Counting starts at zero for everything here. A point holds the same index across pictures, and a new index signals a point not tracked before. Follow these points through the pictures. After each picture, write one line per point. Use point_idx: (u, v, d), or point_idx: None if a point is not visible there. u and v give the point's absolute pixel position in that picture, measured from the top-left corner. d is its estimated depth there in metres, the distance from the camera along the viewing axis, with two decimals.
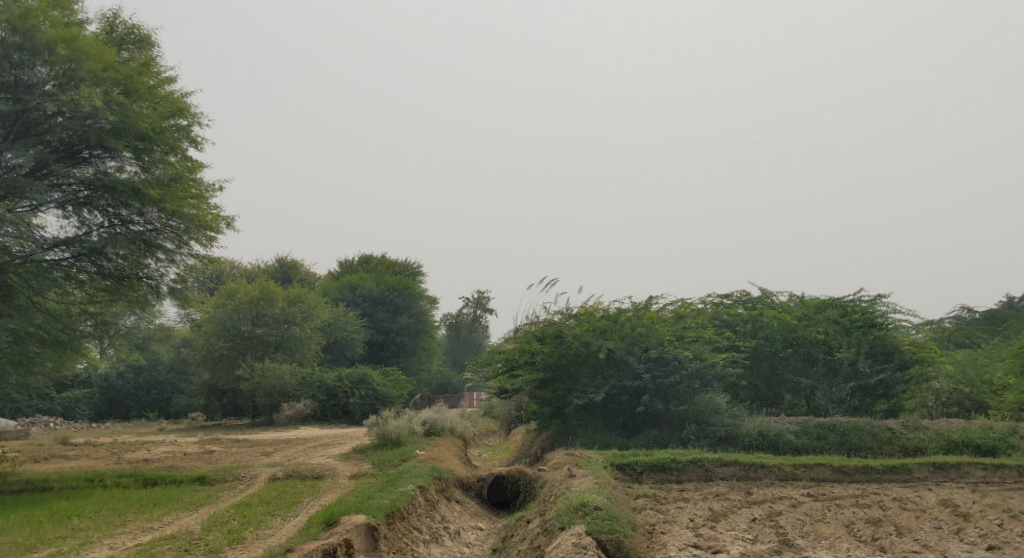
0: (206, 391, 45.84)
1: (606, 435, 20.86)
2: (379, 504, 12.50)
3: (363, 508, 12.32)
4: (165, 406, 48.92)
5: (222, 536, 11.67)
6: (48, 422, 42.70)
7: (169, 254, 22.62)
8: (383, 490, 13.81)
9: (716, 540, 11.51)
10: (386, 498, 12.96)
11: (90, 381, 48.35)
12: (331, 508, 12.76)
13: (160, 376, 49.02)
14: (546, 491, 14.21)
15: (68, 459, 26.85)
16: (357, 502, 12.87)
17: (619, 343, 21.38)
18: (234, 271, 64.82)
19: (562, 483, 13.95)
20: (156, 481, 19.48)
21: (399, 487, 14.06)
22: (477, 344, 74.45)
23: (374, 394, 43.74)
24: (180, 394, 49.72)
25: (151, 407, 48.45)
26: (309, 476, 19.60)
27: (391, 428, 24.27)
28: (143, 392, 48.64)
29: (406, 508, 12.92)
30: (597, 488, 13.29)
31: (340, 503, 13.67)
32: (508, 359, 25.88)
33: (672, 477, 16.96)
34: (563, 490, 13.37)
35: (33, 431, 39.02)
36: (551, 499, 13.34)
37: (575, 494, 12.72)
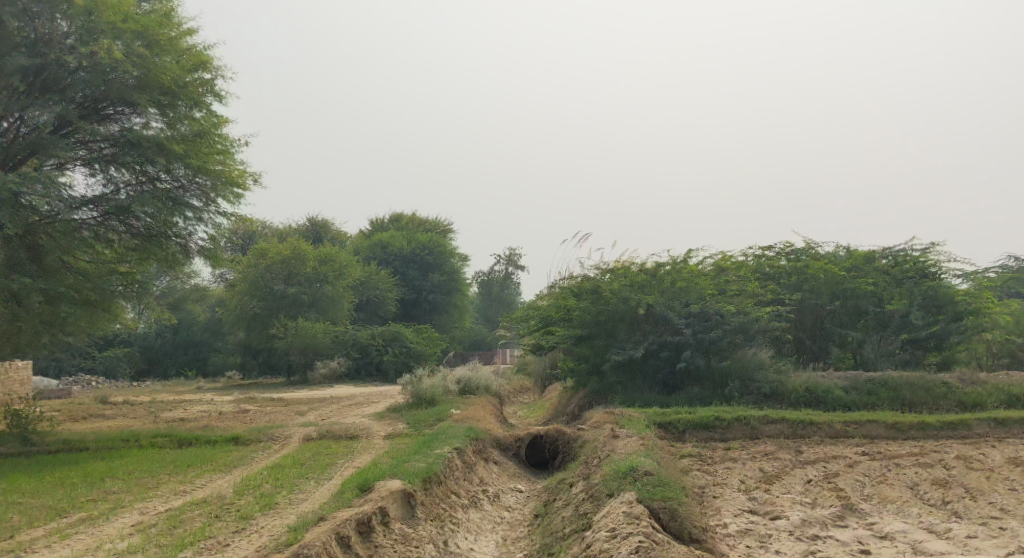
0: (242, 348, 46.57)
1: (646, 393, 20.27)
2: (415, 468, 12.01)
3: (399, 472, 11.83)
4: (202, 364, 49.23)
5: (254, 501, 11.28)
6: (90, 381, 43.16)
7: (197, 213, 22.03)
8: (419, 452, 13.34)
9: (774, 505, 11.13)
10: (422, 461, 12.48)
11: (128, 340, 48.73)
12: (366, 472, 12.30)
13: (196, 336, 49.87)
14: (588, 453, 13.67)
15: (106, 418, 26.89)
16: (392, 465, 12.41)
17: (658, 298, 20.65)
18: (266, 231, 64.84)
19: (604, 445, 13.39)
20: (191, 441, 19.29)
21: (435, 449, 13.59)
22: (510, 301, 73.90)
23: (408, 352, 43.50)
24: (217, 352, 50.00)
25: (189, 365, 49.09)
26: (343, 436, 19.27)
27: (425, 388, 23.90)
28: (181, 350, 49.55)
29: (443, 471, 12.45)
30: (643, 450, 12.72)
31: (375, 466, 13.22)
32: (543, 316, 25.29)
33: (717, 435, 16.38)
34: (607, 452, 12.77)
35: (74, 391, 39.37)
36: (594, 462, 12.79)
37: (621, 457, 12.14)
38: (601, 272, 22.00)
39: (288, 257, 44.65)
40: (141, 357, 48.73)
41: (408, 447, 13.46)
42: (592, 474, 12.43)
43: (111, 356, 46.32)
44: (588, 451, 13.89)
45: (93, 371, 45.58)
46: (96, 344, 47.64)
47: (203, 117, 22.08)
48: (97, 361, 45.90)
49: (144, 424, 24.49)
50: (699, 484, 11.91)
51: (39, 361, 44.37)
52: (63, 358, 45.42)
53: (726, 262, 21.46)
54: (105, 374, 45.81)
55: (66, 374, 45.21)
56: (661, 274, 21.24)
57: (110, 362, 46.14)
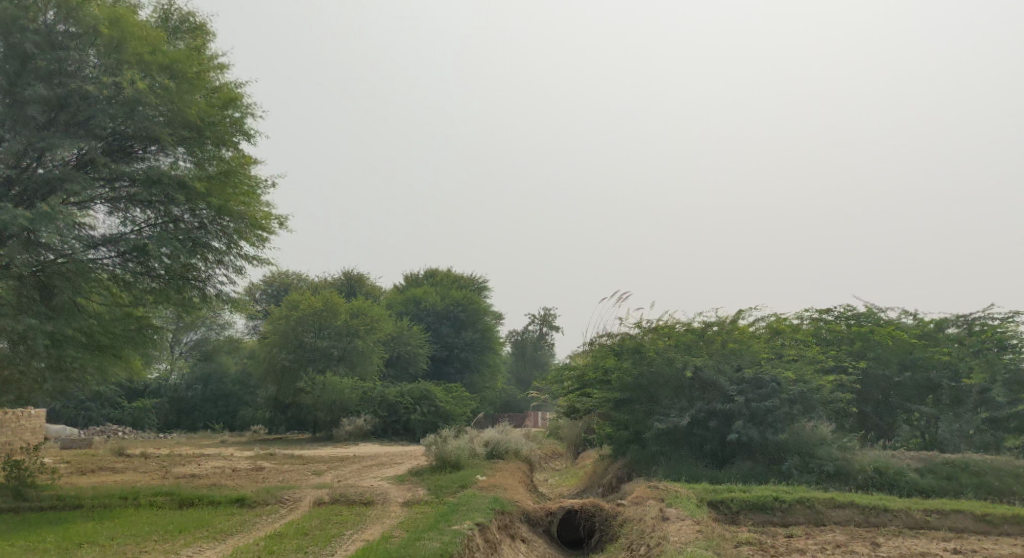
0: (271, 403, 44.96)
1: (693, 465, 18.41)
2: (428, 549, 10.23)
3: (407, 554, 10.05)
4: (230, 419, 47.17)
5: None
6: (115, 431, 42.01)
7: (218, 256, 20.74)
8: (434, 527, 11.61)
9: None
10: (437, 540, 10.72)
11: (157, 390, 47.84)
12: (370, 551, 10.55)
13: (227, 389, 48.03)
14: (633, 536, 11.87)
15: (117, 472, 25.50)
16: (402, 544, 10.65)
17: (707, 361, 18.97)
18: (301, 283, 64.04)
19: (651, 527, 11.61)
20: (193, 502, 17.66)
21: (455, 525, 11.86)
22: (543, 362, 72.09)
23: (437, 411, 41.88)
24: (247, 408, 47.59)
25: (217, 418, 47.42)
26: (357, 502, 17.59)
27: (450, 449, 22.19)
28: (210, 403, 47.70)
29: (461, 553, 10.67)
30: (701, 540, 10.94)
31: (383, 543, 11.47)
32: (579, 378, 23.57)
33: (775, 519, 14.60)
34: (658, 538, 10.97)
35: (95, 440, 38.19)
36: (640, 550, 10.99)
37: (677, 548, 10.35)
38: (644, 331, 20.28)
39: (320, 308, 43.54)
40: (170, 408, 47.63)
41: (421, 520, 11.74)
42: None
43: (137, 407, 45.42)
44: (631, 534, 12.13)
45: (119, 421, 44.68)
46: (124, 393, 46.81)
47: (232, 156, 21.00)
48: (124, 412, 45.02)
49: (152, 479, 22.92)
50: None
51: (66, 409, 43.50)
52: (91, 406, 44.64)
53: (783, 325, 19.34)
54: (131, 424, 44.81)
55: (92, 422, 44.56)
56: (711, 335, 19.47)
57: (139, 413, 45.07)
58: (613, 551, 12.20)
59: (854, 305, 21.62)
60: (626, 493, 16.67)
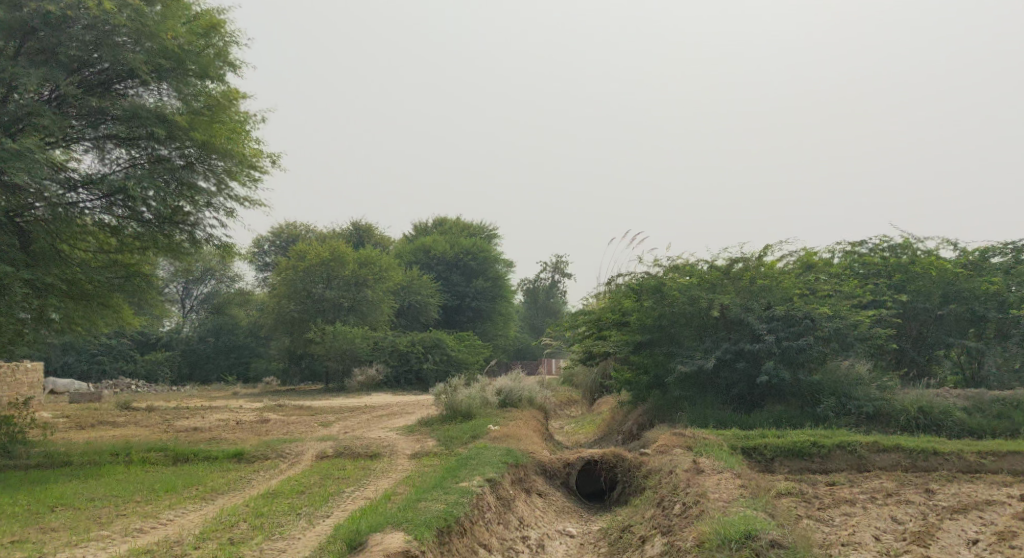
0: (284, 354, 44.01)
1: (719, 409, 17.21)
2: (431, 513, 9.01)
3: (404, 518, 8.82)
4: (244, 370, 46.85)
5: (210, 550, 8.39)
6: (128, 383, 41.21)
7: (207, 198, 19.38)
8: (439, 485, 10.41)
9: None
10: (441, 502, 9.49)
11: (168, 343, 46.67)
12: (370, 514, 9.30)
13: (239, 340, 47.39)
14: (663, 490, 10.66)
15: (118, 427, 24.51)
16: (404, 506, 9.40)
17: (734, 298, 17.67)
18: (309, 233, 62.75)
19: (685, 480, 10.30)
20: (187, 458, 16.61)
21: (463, 482, 10.61)
22: (556, 309, 71.00)
23: (449, 359, 40.98)
24: (260, 358, 47.47)
25: (232, 370, 46.69)
26: (362, 455, 16.46)
27: (461, 398, 21.10)
28: (223, 355, 47.07)
29: (469, 514, 9.46)
30: (746, 497, 9.63)
31: (384, 504, 10.22)
32: (597, 319, 22.27)
33: (814, 465, 13.43)
34: (692, 493, 9.74)
35: (104, 394, 37.41)
36: (675, 509, 9.69)
37: (721, 509, 9.01)
38: (665, 270, 19.00)
39: (327, 258, 42.10)
40: (183, 360, 46.56)
41: (426, 477, 10.52)
42: (674, 528, 9.38)
43: (151, 359, 44.06)
44: (660, 489, 10.90)
45: (133, 374, 43.29)
46: (135, 346, 45.47)
47: (218, 90, 19.59)
48: (138, 364, 43.66)
49: (152, 434, 21.90)
50: (828, 541, 8.71)
51: (78, 362, 42.30)
52: (104, 359, 43.00)
53: (814, 258, 17.95)
54: (145, 378, 43.51)
55: (106, 376, 42.55)
56: (735, 272, 18.12)
57: (151, 366, 44.08)
58: (642, 507, 10.95)
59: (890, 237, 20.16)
60: (650, 442, 15.45)
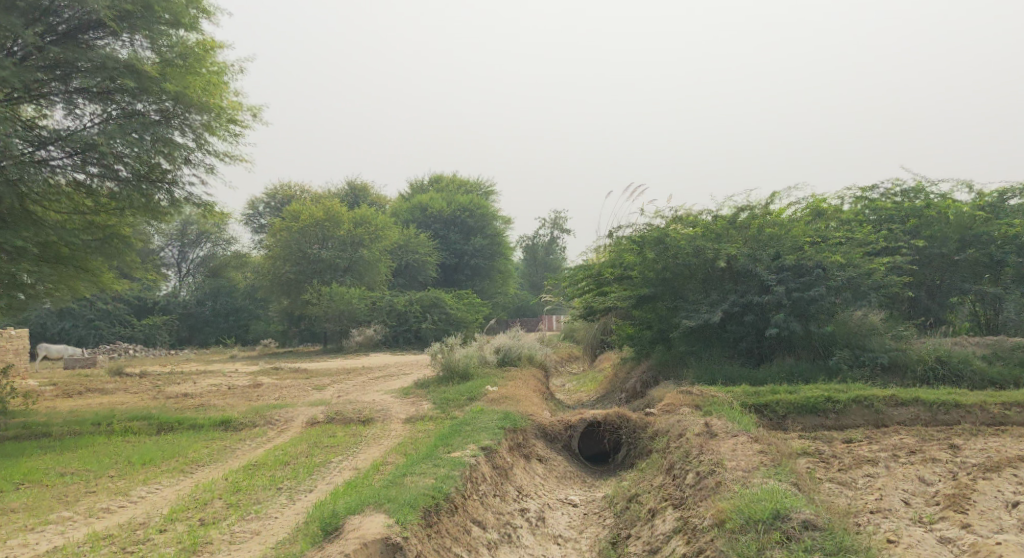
0: (284, 316, 43.13)
1: (726, 365, 16.48)
2: (416, 490, 8.27)
3: (386, 497, 8.10)
4: (242, 333, 46.25)
5: (174, 538, 7.68)
6: (129, 348, 40.21)
7: (184, 154, 18.47)
8: (430, 456, 9.67)
9: (981, 535, 7.18)
10: (429, 477, 8.75)
11: (167, 306, 44.92)
12: (355, 492, 8.59)
13: (238, 303, 46.74)
14: (671, 455, 9.91)
15: (106, 394, 23.70)
16: (391, 481, 8.70)
17: (741, 248, 16.83)
18: (304, 193, 61.56)
19: (696, 446, 9.54)
20: (172, 426, 15.88)
21: (455, 452, 9.87)
22: (555, 266, 70.15)
23: (448, 318, 40.29)
24: (258, 321, 46.98)
25: (230, 333, 46.10)
26: (355, 421, 15.70)
27: (458, 358, 20.38)
28: (221, 317, 46.37)
29: (460, 490, 8.72)
30: (765, 464, 8.85)
31: (371, 477, 9.50)
32: (598, 277, 21.60)
33: (829, 422, 12.71)
34: (704, 462, 8.99)
35: (99, 360, 36.70)
36: (688, 480, 8.94)
37: (740, 482, 8.24)
38: (669, 220, 18.23)
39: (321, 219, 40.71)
40: (180, 324, 45.26)
41: (416, 447, 9.78)
42: (687, 501, 8.65)
43: (150, 323, 42.64)
44: (669, 454, 10.16)
45: (132, 338, 41.92)
46: (134, 310, 43.70)
47: (194, 41, 18.63)
48: (136, 329, 42.18)
49: (139, 401, 21.16)
50: (857, 510, 7.95)
51: (75, 327, 40.60)
52: (102, 324, 41.31)
53: (824, 204, 17.13)
54: (143, 343, 42.08)
55: (105, 342, 40.92)
56: (741, 222, 17.30)
57: (150, 330, 42.51)
58: (649, 474, 10.23)
59: (903, 181, 19.25)
60: (655, 401, 14.71)
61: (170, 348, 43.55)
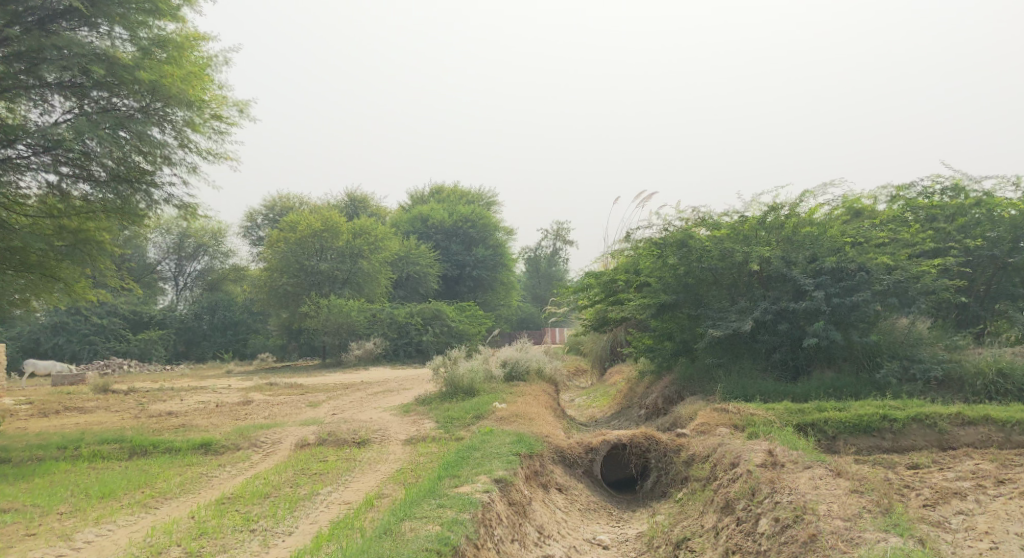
0: (283, 329, 41.83)
1: (759, 379, 14.97)
2: (418, 543, 6.79)
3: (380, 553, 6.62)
4: (240, 347, 44.70)
5: None
6: (126, 365, 37.85)
7: (164, 152, 17.04)
8: (435, 491, 8.18)
9: None
10: (433, 523, 7.28)
11: (163, 321, 42.97)
12: (341, 543, 7.13)
13: (236, 316, 45.18)
14: (727, 493, 8.69)
15: (85, 413, 22.06)
16: (384, 529, 7.22)
17: (774, 249, 15.33)
18: (303, 205, 60.03)
19: (768, 485, 8.26)
20: (146, 450, 14.32)
21: (462, 486, 8.37)
22: (558, 278, 68.57)
23: (450, 331, 38.84)
24: (257, 335, 45.32)
25: (228, 348, 44.54)
26: (349, 442, 14.13)
27: (462, 372, 18.81)
28: (219, 332, 44.88)
29: (477, 539, 7.26)
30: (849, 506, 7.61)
31: (363, 519, 8.01)
32: (609, 285, 20.05)
33: (885, 444, 11.15)
34: (778, 508, 7.89)
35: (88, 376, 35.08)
36: (762, 528, 7.84)
37: (850, 540, 7.08)
38: (691, 221, 16.76)
39: (319, 230, 39.11)
40: (177, 338, 43.70)
41: (417, 482, 8.28)
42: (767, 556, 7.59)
43: (145, 337, 40.47)
44: (728, 491, 8.88)
45: (127, 354, 39.60)
46: (128, 324, 41.56)
47: (176, 31, 17.22)
48: (131, 343, 39.92)
49: (120, 420, 19.54)
50: None
51: (69, 342, 38.38)
52: (96, 339, 39.16)
53: (863, 202, 15.66)
54: (138, 358, 39.94)
55: (99, 357, 38.71)
56: (771, 222, 15.78)
57: (146, 344, 40.36)
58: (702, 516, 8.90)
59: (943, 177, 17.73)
60: (685, 421, 13.19)
61: (164, 363, 41.91)
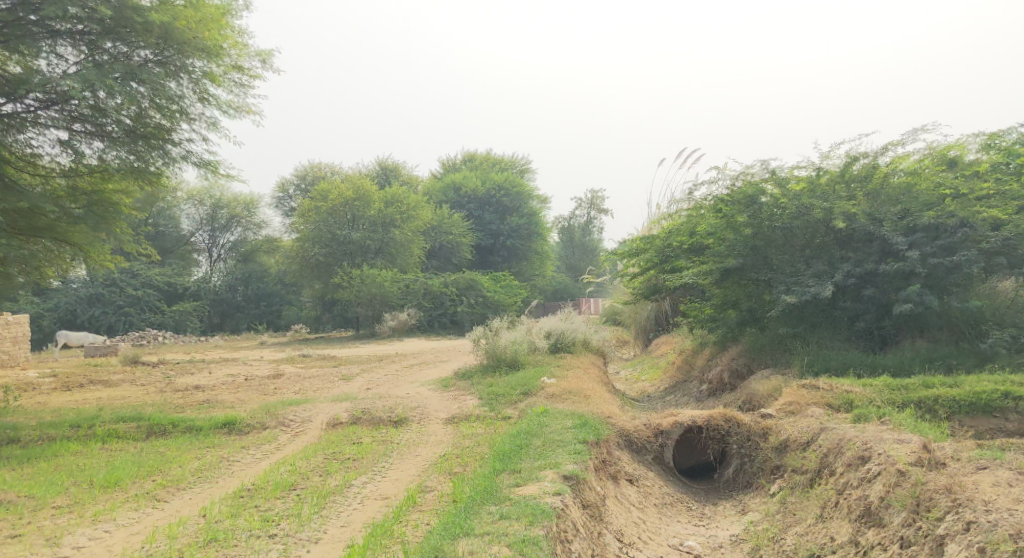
0: (316, 301, 40.89)
1: (842, 351, 13.42)
2: None
3: None
4: (275, 319, 43.83)
5: None
6: (160, 336, 37.15)
7: (182, 105, 15.75)
8: (494, 498, 7.02)
9: None
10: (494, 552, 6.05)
11: (198, 293, 42.09)
12: None
13: (269, 288, 44.25)
14: (879, 502, 7.39)
15: (110, 387, 21.05)
16: None
17: (858, 205, 13.81)
18: (335, 174, 58.75)
19: (950, 500, 6.85)
20: (165, 428, 13.11)
21: (525, 489, 7.19)
22: (593, 248, 66.79)
23: (485, 301, 37.56)
24: (291, 307, 44.37)
25: (262, 319, 43.68)
26: (385, 421, 12.76)
27: (505, 344, 17.39)
28: (252, 303, 44.03)
29: None
30: None
31: (404, 526, 6.84)
32: (663, 250, 18.43)
33: (1009, 427, 9.51)
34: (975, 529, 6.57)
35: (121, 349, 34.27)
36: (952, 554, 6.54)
37: None
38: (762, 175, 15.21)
39: (351, 199, 37.61)
40: (212, 310, 42.95)
41: (471, 484, 7.18)
42: None
43: (179, 309, 39.57)
44: (865, 496, 7.52)
45: (162, 325, 38.69)
46: (163, 296, 40.58)
47: None
48: (166, 315, 39.03)
49: (143, 395, 18.43)
50: None
51: (105, 314, 37.44)
52: (131, 311, 38.15)
53: (960, 150, 13.86)
54: (173, 329, 39.18)
55: (134, 329, 37.78)
56: (854, 174, 14.18)
57: (180, 316, 39.65)
58: (833, 530, 7.60)
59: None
60: (765, 400, 11.69)
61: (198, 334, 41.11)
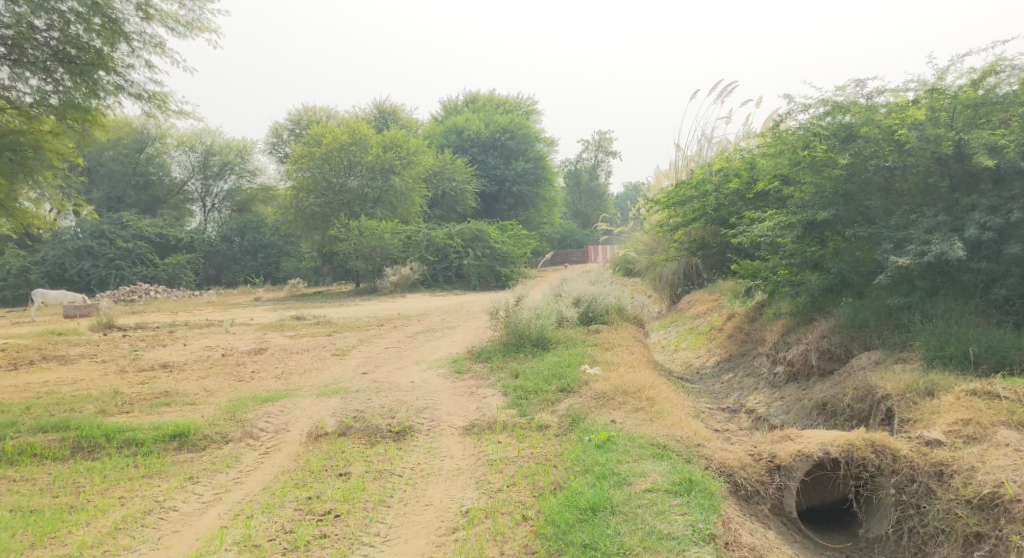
0: (314, 252, 37.68)
1: (980, 329, 10.27)
2: None
3: None
4: (272, 272, 40.53)
5: None
6: (151, 291, 33.83)
7: (115, 21, 12.28)
8: None
9: None
10: None
11: (192, 244, 38.53)
12: None
13: (267, 238, 40.78)
14: None
15: (63, 366, 17.85)
16: None
17: (1004, 135, 10.58)
18: (330, 118, 54.77)
19: None
20: (97, 440, 10.00)
21: None
22: (600, 193, 63.22)
23: (493, 253, 34.03)
24: (287, 260, 41.09)
25: (260, 272, 40.42)
26: (382, 434, 9.63)
27: (529, 318, 14.19)
28: (250, 255, 40.54)
29: None
30: None
31: None
32: (718, 196, 15.50)
33: None
34: None
35: (104, 308, 31.05)
36: None
37: None
38: (862, 99, 11.86)
39: (346, 143, 33.94)
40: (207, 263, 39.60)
41: None
42: None
43: (173, 261, 36.05)
44: None
45: (155, 279, 35.34)
46: (156, 248, 37.04)
47: None
48: (159, 268, 35.55)
49: (98, 379, 15.30)
50: None
51: (94, 268, 34.09)
52: (122, 264, 34.64)
53: None
54: (167, 284, 35.66)
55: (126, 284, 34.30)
56: (988, 96, 10.92)
57: (175, 269, 36.08)
58: None
59: None
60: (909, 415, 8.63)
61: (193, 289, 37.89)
